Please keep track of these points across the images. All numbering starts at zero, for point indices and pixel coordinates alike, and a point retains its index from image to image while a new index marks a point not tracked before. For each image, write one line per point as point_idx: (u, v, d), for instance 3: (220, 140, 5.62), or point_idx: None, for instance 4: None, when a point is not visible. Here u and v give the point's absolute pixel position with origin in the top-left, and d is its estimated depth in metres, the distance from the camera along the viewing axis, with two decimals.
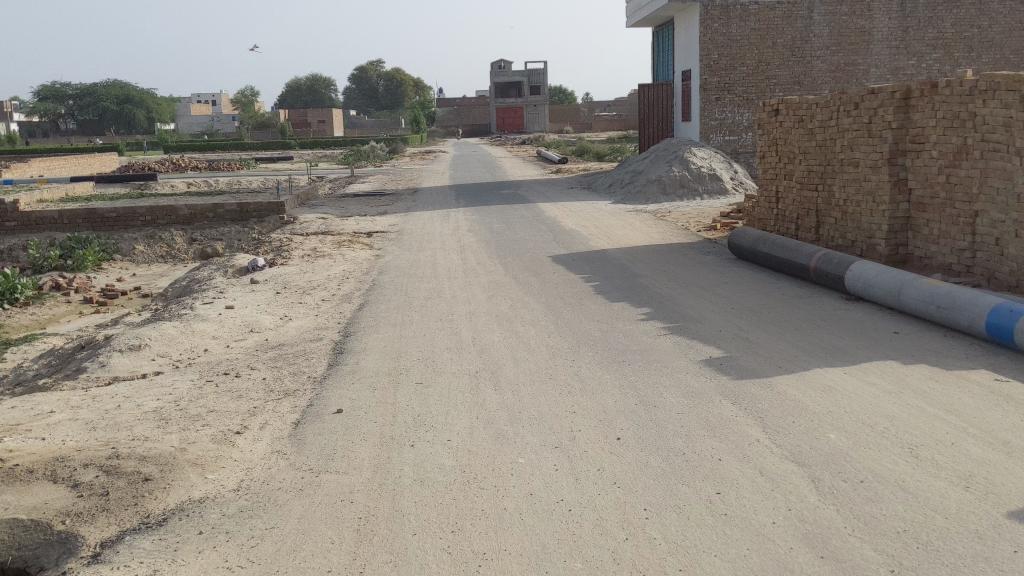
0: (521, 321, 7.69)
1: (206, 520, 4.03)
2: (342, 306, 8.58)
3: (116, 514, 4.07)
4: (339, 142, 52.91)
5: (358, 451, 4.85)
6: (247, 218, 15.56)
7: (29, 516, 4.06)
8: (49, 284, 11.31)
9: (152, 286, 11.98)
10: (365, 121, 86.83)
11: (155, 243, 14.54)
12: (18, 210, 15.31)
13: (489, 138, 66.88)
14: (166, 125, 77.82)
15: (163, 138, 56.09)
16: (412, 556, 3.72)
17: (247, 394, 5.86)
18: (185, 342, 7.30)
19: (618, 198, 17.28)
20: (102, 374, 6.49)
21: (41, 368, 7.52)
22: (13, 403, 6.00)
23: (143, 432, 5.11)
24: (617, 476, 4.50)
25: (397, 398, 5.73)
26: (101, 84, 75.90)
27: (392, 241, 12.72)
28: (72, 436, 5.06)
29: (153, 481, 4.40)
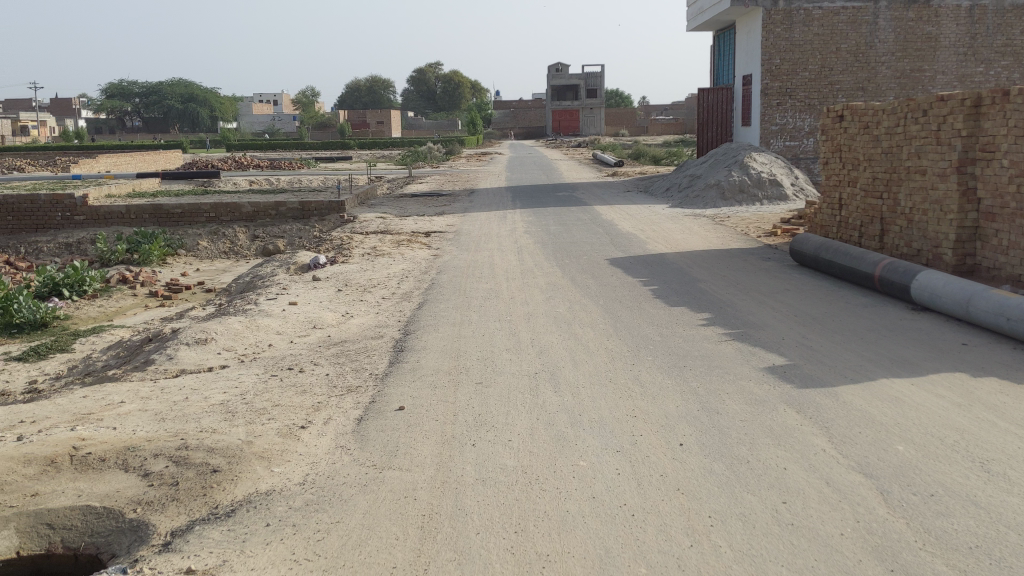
0: (580, 323, 7.68)
1: (274, 512, 4.09)
2: (402, 304, 8.65)
3: (185, 504, 4.15)
4: (395, 142, 53.46)
5: (420, 449, 4.88)
6: (311, 216, 15.74)
7: (102, 504, 4.16)
8: (117, 278, 11.64)
9: (215, 281, 12.25)
10: (424, 122, 87.54)
11: (218, 239, 14.86)
12: (88, 204, 15.67)
13: (544, 140, 66.83)
14: (231, 122, 79.27)
15: (232, 136, 57.12)
16: (476, 555, 3.73)
17: (311, 389, 5.95)
18: (250, 336, 7.43)
19: (676, 202, 17.14)
20: (170, 366, 6.65)
21: (110, 359, 7.71)
22: (85, 392, 6.18)
23: (210, 424, 5.21)
24: (680, 482, 4.45)
25: (458, 397, 5.76)
26: (167, 81, 77.59)
27: (450, 241, 12.82)
28: (143, 427, 5.19)
29: (222, 472, 4.48)
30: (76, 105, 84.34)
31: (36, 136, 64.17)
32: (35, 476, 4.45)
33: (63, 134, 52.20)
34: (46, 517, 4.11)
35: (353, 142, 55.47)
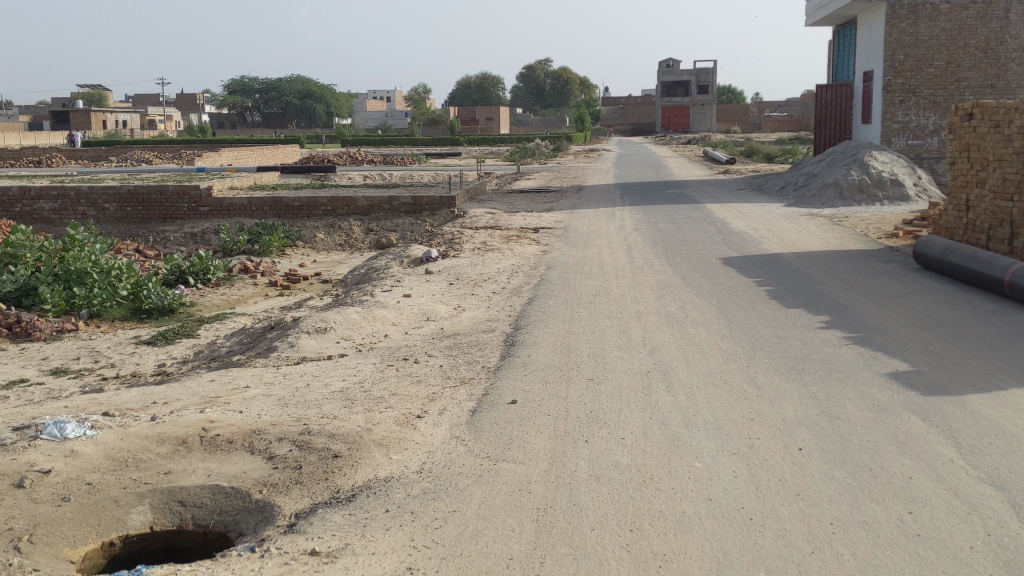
0: (693, 323, 7.59)
1: (393, 498, 4.18)
2: (513, 299, 8.69)
3: (308, 487, 4.28)
4: (503, 138, 53.73)
5: (533, 442, 4.91)
6: (423, 210, 15.95)
7: (230, 484, 4.33)
8: (239, 268, 12.06)
9: (331, 272, 12.56)
10: (532, 118, 87.83)
11: (334, 232, 15.32)
12: (212, 196, 16.17)
13: (653, 137, 66.06)
14: (345, 118, 80.99)
15: (347, 133, 58.33)
16: (591, 551, 3.73)
17: (426, 379, 6.05)
18: (367, 326, 7.61)
19: (791, 201, 16.74)
20: (292, 354, 6.87)
21: (233, 345, 7.99)
22: (212, 376, 6.45)
23: (331, 411, 5.35)
24: (800, 487, 4.36)
25: (570, 393, 5.76)
26: (285, 78, 79.64)
27: (559, 237, 12.83)
28: (267, 412, 5.36)
29: (342, 457, 4.60)
30: (198, 101, 87.62)
31: (163, 131, 66.87)
32: (168, 455, 4.64)
33: (188, 130, 54.36)
34: (179, 494, 4.27)
35: (462, 139, 55.91)
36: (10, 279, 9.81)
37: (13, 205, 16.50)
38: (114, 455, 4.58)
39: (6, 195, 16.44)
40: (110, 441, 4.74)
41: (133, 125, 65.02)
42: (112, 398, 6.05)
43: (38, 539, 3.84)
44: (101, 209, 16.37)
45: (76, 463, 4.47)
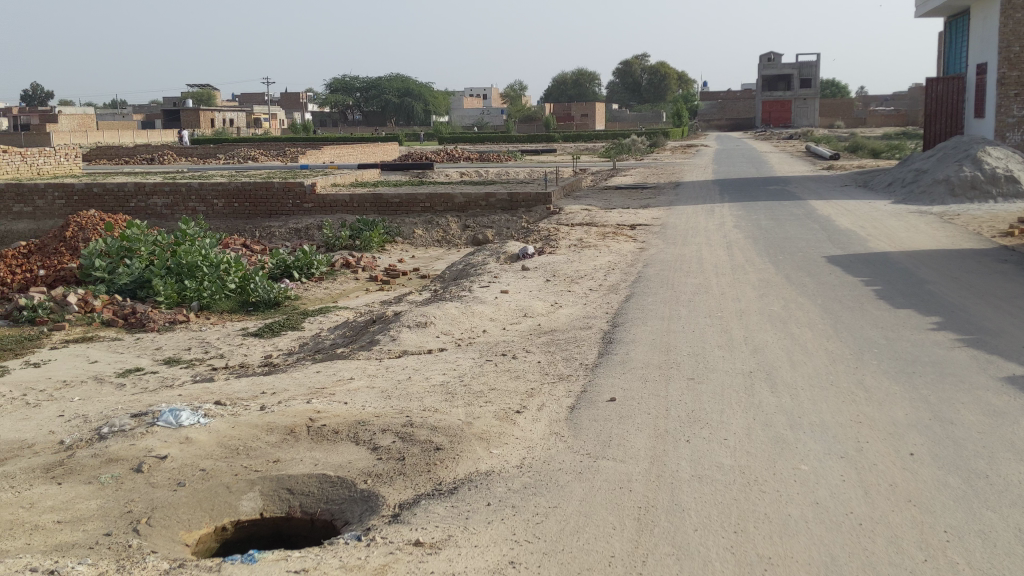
0: (796, 323, 7.41)
1: (494, 492, 4.21)
2: (610, 296, 8.65)
3: (411, 478, 4.36)
4: (601, 135, 53.43)
5: (634, 441, 4.87)
6: (519, 207, 16.00)
7: (336, 474, 4.43)
8: (341, 263, 12.32)
9: (429, 268, 12.72)
10: (628, 114, 87.16)
11: (432, 229, 15.54)
12: (316, 193, 16.48)
13: (752, 132, 64.86)
14: (442, 116, 81.77)
15: (444, 129, 58.81)
16: (695, 552, 3.69)
17: (524, 375, 6.08)
18: (466, 322, 7.68)
19: (898, 198, 16.21)
20: (394, 347, 6.99)
21: (337, 338, 8.17)
22: (318, 368, 6.62)
23: (432, 403, 5.42)
24: (911, 493, 4.22)
25: (670, 391, 5.69)
26: (385, 76, 80.77)
27: (657, 234, 12.70)
28: (370, 403, 5.47)
29: (444, 450, 4.65)
30: (300, 100, 89.65)
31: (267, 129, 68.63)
32: (277, 444, 4.77)
33: (291, 127, 55.74)
34: (287, 482, 4.39)
35: (559, 135, 55.86)
36: (126, 272, 10.21)
37: (128, 200, 17.04)
38: (226, 442, 4.74)
39: (122, 190, 17.00)
40: (222, 429, 4.91)
41: (239, 123, 66.91)
42: (223, 388, 6.25)
43: (156, 522, 3.96)
44: (211, 205, 16.81)
45: (191, 449, 4.64)
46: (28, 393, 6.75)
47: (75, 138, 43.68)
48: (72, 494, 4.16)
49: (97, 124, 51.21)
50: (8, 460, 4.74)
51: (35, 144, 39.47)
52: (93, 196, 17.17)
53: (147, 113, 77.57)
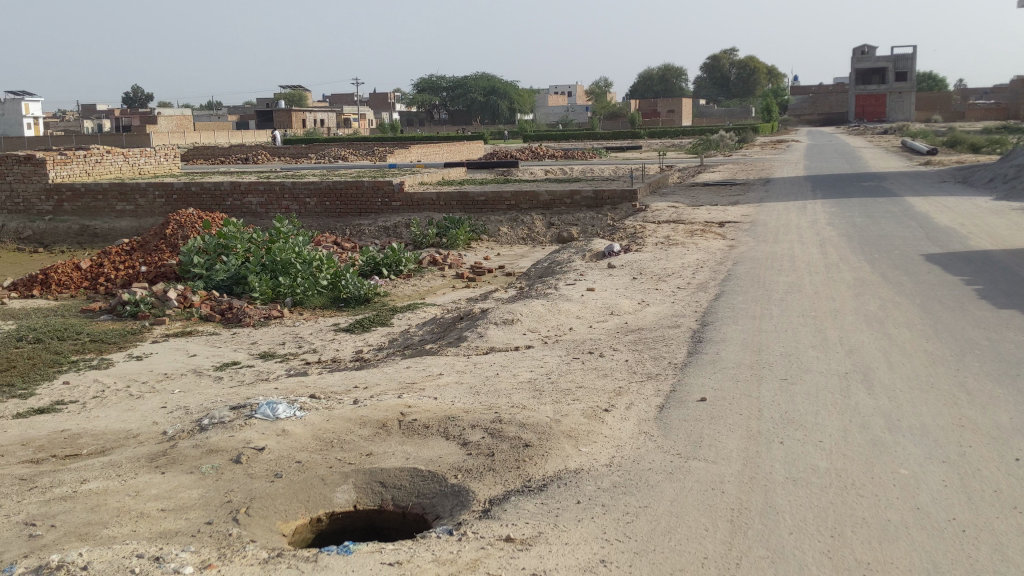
0: (894, 323, 7.20)
1: (583, 490, 4.20)
2: (699, 295, 8.54)
3: (501, 474, 4.38)
4: (688, 130, 52.81)
5: (726, 442, 4.80)
6: (605, 204, 15.94)
7: (427, 468, 4.49)
8: (428, 260, 12.45)
9: (515, 265, 12.77)
10: (715, 109, 85.92)
11: (518, 226, 15.58)
12: (404, 191, 16.68)
13: (845, 127, 63.25)
14: (527, 113, 81.95)
15: (529, 127, 58.88)
16: (790, 555, 3.62)
17: (612, 373, 6.04)
18: (553, 319, 7.67)
19: (999, 195, 15.61)
20: (481, 344, 7.03)
21: (425, 334, 8.26)
22: (408, 363, 6.70)
23: (520, 400, 5.43)
24: (1019, 500, 4.06)
25: (763, 392, 5.60)
26: (471, 74, 81.24)
27: (746, 231, 12.49)
28: (460, 399, 5.51)
29: (533, 447, 4.66)
30: (389, 100, 90.92)
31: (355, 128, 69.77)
32: (370, 437, 4.85)
33: (380, 126, 56.58)
34: (379, 476, 4.46)
35: (645, 131, 55.34)
36: (223, 268, 10.51)
37: (224, 199, 17.53)
38: (321, 435, 4.84)
39: (219, 189, 17.48)
40: (316, 422, 5.01)
41: (329, 122, 68.19)
42: (317, 382, 6.39)
43: (255, 512, 4.06)
44: (303, 203, 17.16)
45: (286, 441, 4.74)
46: (131, 385, 7.01)
47: (173, 139, 45.11)
48: (175, 483, 4.29)
49: (195, 124, 52.80)
50: (114, 448, 4.92)
51: (136, 144, 40.98)
52: (192, 195, 17.71)
53: (240, 113, 79.70)
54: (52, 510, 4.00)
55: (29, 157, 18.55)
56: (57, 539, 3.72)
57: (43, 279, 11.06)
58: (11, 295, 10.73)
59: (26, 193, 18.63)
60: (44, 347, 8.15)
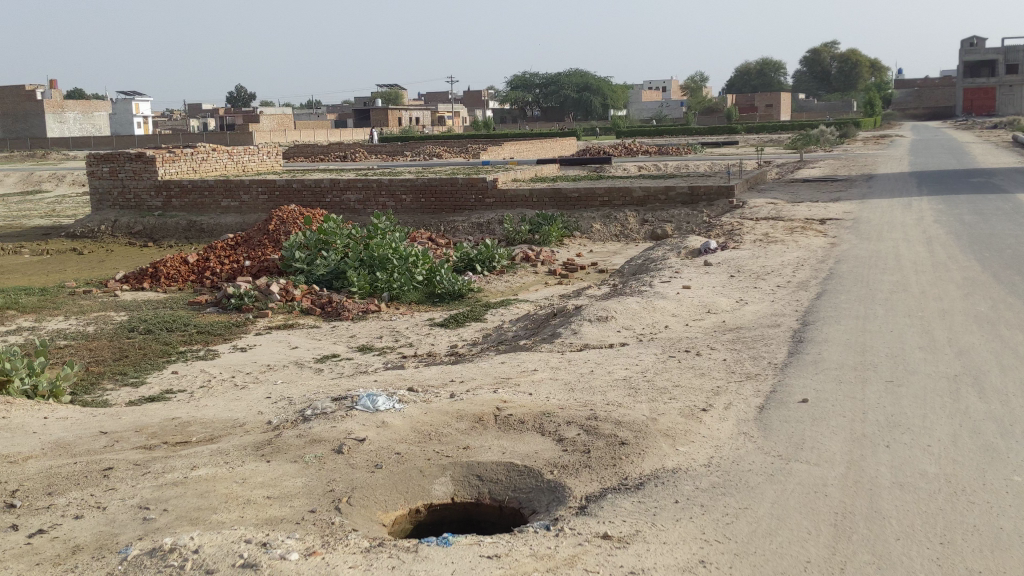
0: (1007, 325, 6.91)
1: (681, 490, 4.16)
2: (799, 294, 8.35)
3: (597, 471, 4.37)
4: (786, 125, 51.61)
5: (829, 444, 4.69)
6: (700, 200, 15.72)
7: (523, 463, 4.50)
8: (521, 257, 12.49)
9: (608, 262, 12.70)
10: (815, 104, 83.81)
11: (611, 223, 15.51)
12: (498, 188, 16.75)
13: (952, 121, 60.94)
14: (621, 109, 81.35)
15: (622, 123, 58.43)
16: (897, 562, 3.51)
17: (709, 372, 5.96)
18: (648, 317, 7.61)
19: None
20: (576, 341, 7.02)
21: (519, 330, 8.28)
22: (502, 359, 6.74)
23: (616, 398, 5.40)
24: None
25: (867, 394, 5.45)
26: (564, 71, 81.06)
27: (848, 229, 12.16)
28: (555, 395, 5.51)
29: (629, 445, 4.63)
30: (483, 97, 91.41)
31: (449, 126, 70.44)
32: (466, 431, 4.89)
33: (473, 124, 56.92)
34: (476, 469, 4.50)
35: (742, 126, 54.32)
36: (323, 264, 10.79)
37: (324, 196, 17.91)
38: (419, 428, 4.91)
39: (319, 186, 17.87)
40: (415, 415, 5.08)
41: (424, 121, 68.96)
42: (415, 375, 6.48)
43: (356, 502, 4.15)
44: (399, 201, 17.40)
45: (386, 433, 4.83)
46: (236, 375, 7.23)
47: (274, 137, 46.27)
48: (280, 472, 4.41)
49: (295, 123, 54.04)
50: (222, 437, 5.08)
51: (240, 143, 42.24)
52: (293, 191, 18.13)
53: (339, 112, 81.36)
54: (165, 494, 4.15)
55: (140, 155, 19.28)
56: (170, 523, 3.86)
57: (153, 272, 11.49)
58: (123, 287, 11.18)
59: (137, 190, 19.37)
60: (154, 338, 8.46)
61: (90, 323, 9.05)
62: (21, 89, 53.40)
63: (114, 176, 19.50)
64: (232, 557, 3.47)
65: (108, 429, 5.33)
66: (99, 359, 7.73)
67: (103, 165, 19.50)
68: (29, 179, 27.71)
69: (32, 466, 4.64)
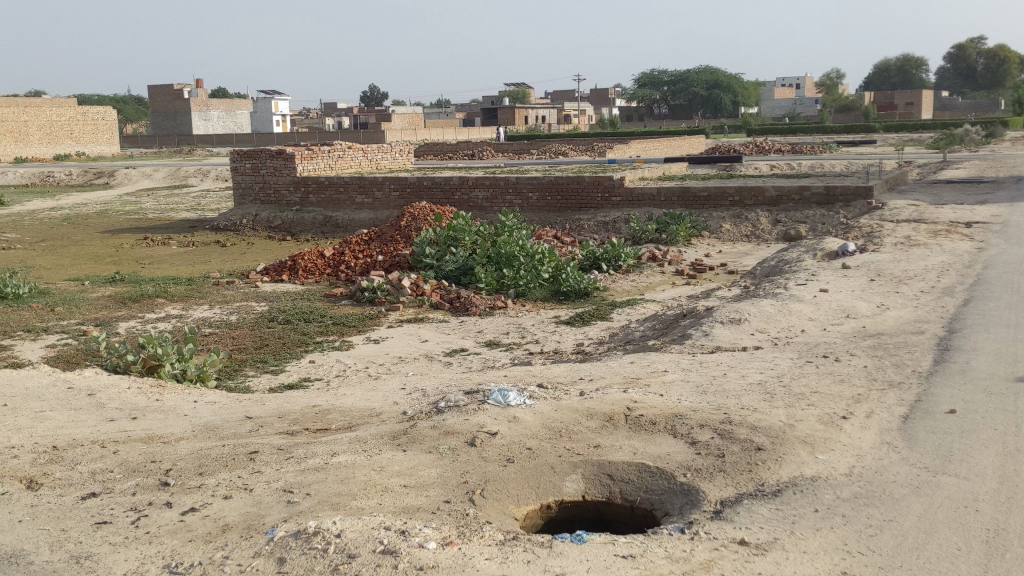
0: None
1: (821, 499, 4.04)
2: (944, 300, 7.98)
3: (732, 476, 4.28)
4: (928, 124, 49.32)
5: (979, 458, 4.46)
6: (836, 201, 15.20)
7: (656, 465, 4.46)
8: (648, 256, 12.38)
9: (738, 263, 12.44)
10: (958, 101, 80.01)
11: (741, 222, 15.25)
12: (625, 186, 16.64)
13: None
14: (752, 107, 79.49)
15: (753, 121, 57.12)
16: None
17: (849, 380, 5.76)
18: (783, 320, 7.42)
19: None
20: (707, 343, 6.91)
21: (647, 330, 8.21)
22: (632, 358, 6.70)
23: (751, 402, 5.28)
24: None
25: (1021, 407, 5.16)
26: (694, 69, 79.80)
27: (997, 233, 11.56)
28: (687, 397, 5.44)
29: (766, 450, 4.52)
30: (610, 94, 90.98)
31: (575, 125, 70.36)
32: (597, 430, 4.87)
33: (600, 122, 56.72)
34: (607, 468, 4.48)
35: (880, 124, 52.26)
36: (452, 260, 10.95)
37: (453, 193, 18.15)
38: (550, 424, 4.92)
39: (448, 184, 18.13)
40: (546, 411, 5.10)
41: (550, 119, 69.13)
42: (545, 372, 6.51)
43: (489, 494, 4.19)
44: (526, 198, 17.48)
45: (518, 428, 4.86)
46: (370, 366, 7.42)
47: (405, 135, 47.21)
48: (416, 462, 4.50)
49: (424, 122, 54.99)
50: (360, 425, 5.22)
51: (373, 140, 43.36)
52: (423, 188, 18.45)
53: (467, 110, 82.29)
54: (307, 479, 4.30)
55: (280, 153, 20.00)
56: (313, 507, 4.00)
57: (292, 265, 11.91)
58: (263, 279, 11.63)
59: (276, 186, 20.11)
60: (293, 328, 8.78)
61: (233, 313, 9.45)
62: (170, 87, 56.30)
63: (256, 172, 20.29)
64: (373, 543, 3.56)
65: (253, 414, 5.55)
66: (241, 347, 8.07)
67: (246, 161, 20.32)
68: (177, 174, 29.14)
69: (183, 447, 4.87)
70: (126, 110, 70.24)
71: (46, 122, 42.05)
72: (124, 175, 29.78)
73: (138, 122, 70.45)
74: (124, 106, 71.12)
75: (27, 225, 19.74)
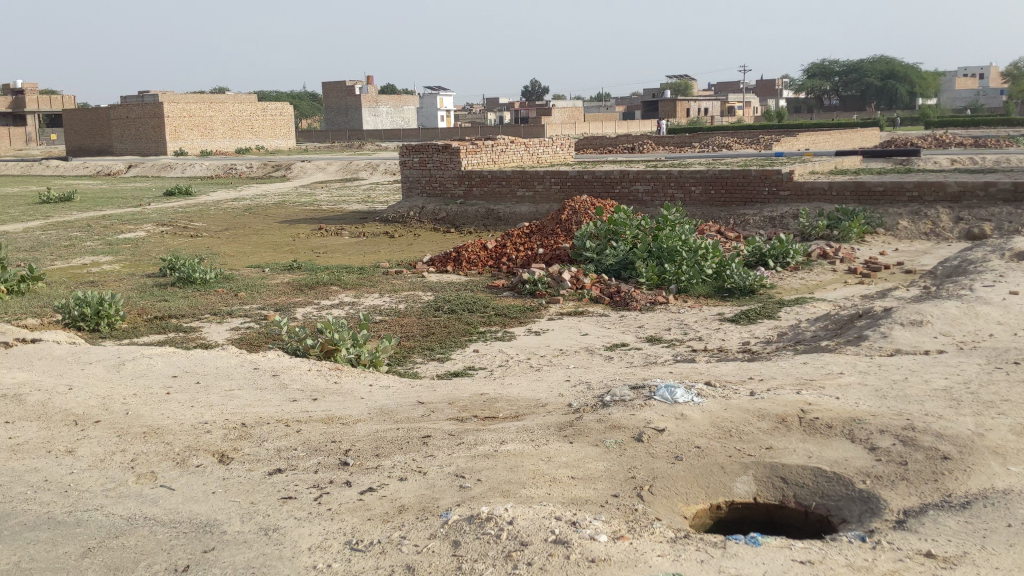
0: None
1: (1016, 513, 3.81)
2: None
3: (916, 486, 4.10)
4: None
5: None
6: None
7: (833, 469, 4.32)
8: (817, 253, 11.97)
9: (914, 262, 11.84)
10: None
11: (919, 220, 14.63)
12: (793, 180, 16.11)
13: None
14: (930, 98, 75.18)
15: (931, 114, 54.05)
16: None
17: None
18: (969, 323, 7.01)
19: None
20: (886, 345, 6.62)
21: (819, 330, 7.94)
22: (804, 358, 6.49)
23: (935, 409, 5.02)
24: None
25: None
26: (868, 59, 76.21)
27: None
28: (865, 401, 5.23)
29: (953, 460, 4.29)
30: (777, 85, 88.18)
31: (738, 117, 68.57)
32: (769, 431, 4.75)
33: (766, 115, 55.07)
34: (780, 470, 4.38)
35: None
36: (613, 254, 10.90)
37: (614, 186, 18.04)
38: (720, 423, 4.83)
39: (609, 177, 18.04)
40: (715, 409, 5.01)
41: (714, 112, 67.63)
42: (712, 369, 6.40)
43: (658, 491, 4.17)
44: (689, 192, 17.19)
45: (686, 426, 4.80)
46: (533, 357, 7.50)
47: (566, 129, 47.24)
48: (584, 454, 4.52)
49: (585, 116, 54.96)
50: (527, 415, 5.29)
51: (534, 134, 43.65)
52: (585, 182, 18.46)
53: (628, 104, 81.63)
54: (478, 465, 4.39)
55: (446, 147, 20.46)
56: (485, 492, 4.09)
57: (457, 256, 12.17)
58: (429, 269, 11.95)
59: (442, 179, 20.62)
60: (458, 318, 8.98)
61: (402, 301, 9.75)
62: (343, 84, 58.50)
63: (423, 165, 20.84)
64: (544, 532, 3.62)
65: (425, 400, 5.72)
66: (410, 334, 8.32)
67: (413, 155, 20.90)
68: (348, 168, 30.27)
69: (361, 428, 5.08)
70: (300, 106, 73.58)
71: (230, 117, 44.56)
72: (300, 168, 31.18)
73: (312, 117, 73.63)
74: (299, 102, 74.47)
75: (212, 214, 21.01)
